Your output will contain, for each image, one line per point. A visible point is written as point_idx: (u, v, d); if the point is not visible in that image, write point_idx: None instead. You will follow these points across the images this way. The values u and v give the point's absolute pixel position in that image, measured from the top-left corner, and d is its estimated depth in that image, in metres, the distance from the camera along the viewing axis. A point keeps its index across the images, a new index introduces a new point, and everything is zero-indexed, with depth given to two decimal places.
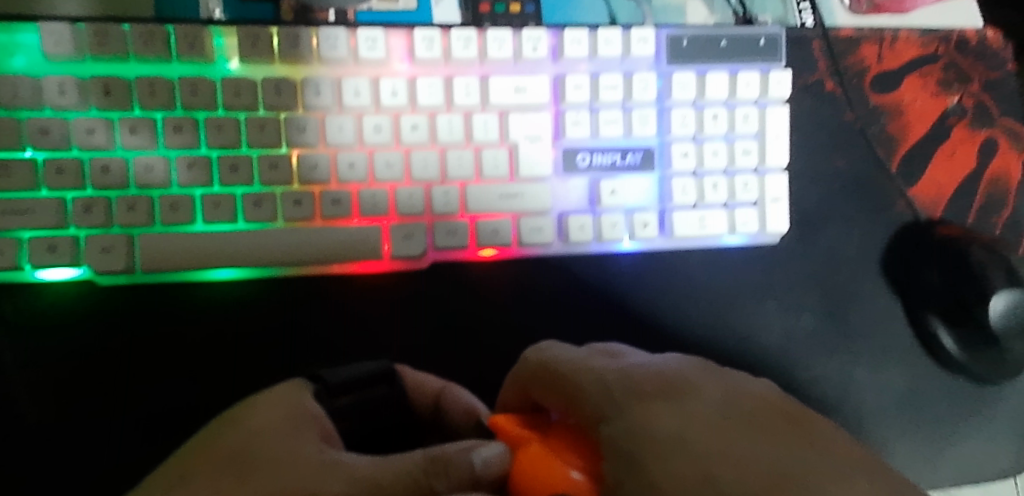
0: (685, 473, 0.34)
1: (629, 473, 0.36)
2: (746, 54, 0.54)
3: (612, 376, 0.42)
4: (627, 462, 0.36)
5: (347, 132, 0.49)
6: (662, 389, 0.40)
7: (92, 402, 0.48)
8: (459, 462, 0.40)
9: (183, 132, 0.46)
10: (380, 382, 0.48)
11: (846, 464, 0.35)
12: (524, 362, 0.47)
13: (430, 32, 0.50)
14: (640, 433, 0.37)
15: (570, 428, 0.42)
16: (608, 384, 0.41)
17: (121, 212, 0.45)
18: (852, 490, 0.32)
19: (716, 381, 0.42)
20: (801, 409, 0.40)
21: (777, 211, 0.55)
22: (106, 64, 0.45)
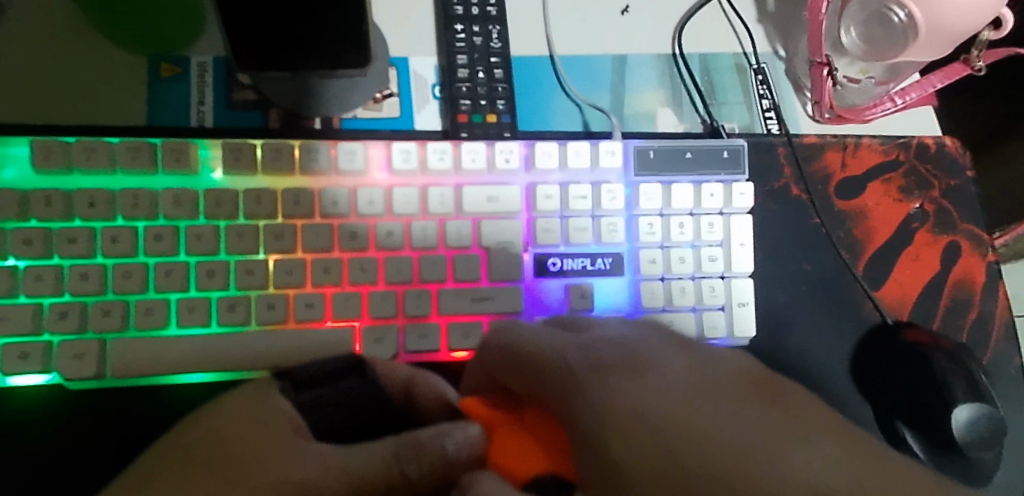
0: (644, 456, 0.37)
1: (593, 457, 0.38)
2: (710, 166, 0.57)
3: (572, 354, 0.43)
4: (590, 448, 0.38)
5: (324, 238, 0.50)
6: (622, 364, 0.42)
7: None
8: (431, 447, 0.44)
9: (162, 241, 0.48)
10: (348, 374, 0.47)
11: (806, 430, 0.38)
12: (486, 346, 0.46)
13: (407, 145, 0.52)
14: (609, 412, 0.39)
15: (541, 413, 0.43)
16: (568, 358, 0.42)
17: (96, 317, 0.47)
18: (816, 459, 0.36)
19: (678, 355, 0.44)
20: (764, 377, 0.43)
21: (743, 316, 0.56)
22: (93, 177, 0.48)
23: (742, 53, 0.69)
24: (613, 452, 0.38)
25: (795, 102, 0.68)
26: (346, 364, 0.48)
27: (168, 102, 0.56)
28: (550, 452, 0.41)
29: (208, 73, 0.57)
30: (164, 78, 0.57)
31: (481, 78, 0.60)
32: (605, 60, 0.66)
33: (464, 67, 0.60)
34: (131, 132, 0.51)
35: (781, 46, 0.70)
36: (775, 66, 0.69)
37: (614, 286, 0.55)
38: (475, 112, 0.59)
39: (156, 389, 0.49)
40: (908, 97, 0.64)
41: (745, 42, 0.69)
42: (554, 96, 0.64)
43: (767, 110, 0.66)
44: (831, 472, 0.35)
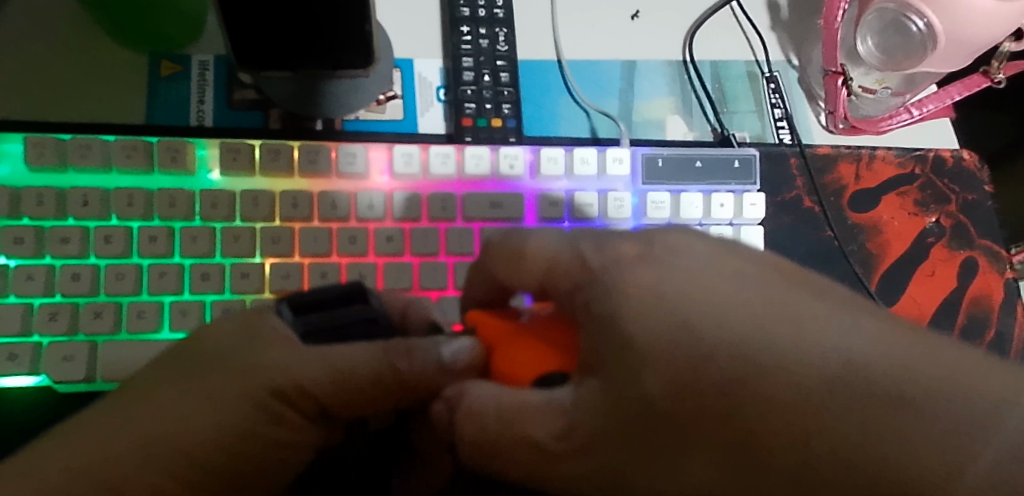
0: (661, 332, 0.34)
1: (602, 338, 0.36)
2: (721, 175, 0.55)
3: (586, 245, 0.40)
4: (599, 327, 0.36)
5: (322, 242, 0.49)
6: (639, 250, 0.39)
7: None
8: (426, 351, 0.41)
9: (157, 242, 0.47)
10: (354, 302, 0.41)
11: (845, 315, 0.35)
12: (494, 249, 0.44)
13: (409, 149, 0.51)
14: (625, 293, 0.36)
15: (565, 321, 0.39)
16: (585, 251, 0.40)
17: (88, 319, 0.46)
18: (849, 342, 0.33)
19: (698, 240, 0.40)
20: (794, 269, 0.38)
21: None
22: (87, 175, 0.46)
23: (754, 61, 0.67)
24: (628, 330, 0.35)
25: (808, 112, 0.67)
26: (346, 292, 0.41)
27: (167, 101, 0.55)
28: (565, 349, 0.38)
29: (209, 72, 0.56)
30: (164, 76, 0.56)
31: (486, 82, 0.59)
32: (614, 66, 0.65)
33: (470, 70, 0.59)
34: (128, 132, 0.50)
35: (795, 54, 0.68)
36: (788, 75, 0.67)
37: None
38: (480, 116, 0.57)
39: None
40: (926, 109, 0.63)
41: (758, 49, 0.68)
42: (561, 102, 0.63)
43: (779, 119, 0.65)
44: (862, 353, 0.33)
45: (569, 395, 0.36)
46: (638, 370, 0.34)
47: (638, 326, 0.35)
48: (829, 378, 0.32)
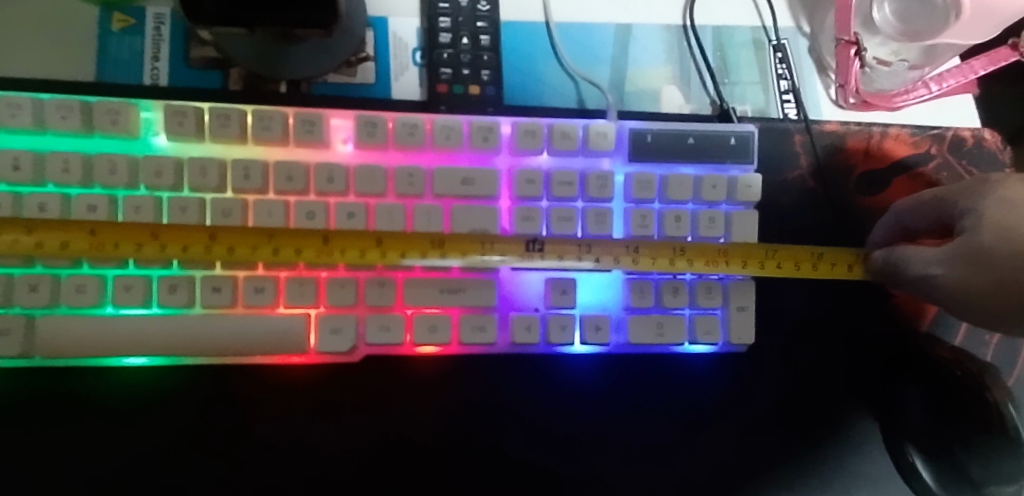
0: (994, 244, 0.43)
1: (985, 265, 0.43)
2: (715, 154, 0.51)
3: (898, 248, 0.49)
4: (985, 258, 0.43)
5: (277, 216, 0.45)
6: (886, 268, 0.49)
7: None
8: None
9: (97, 211, 0.43)
10: None
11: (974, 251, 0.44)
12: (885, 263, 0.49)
13: (374, 118, 0.47)
14: (1008, 205, 0.44)
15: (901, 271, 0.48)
16: (889, 256, 0.49)
17: (22, 292, 0.42)
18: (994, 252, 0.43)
19: (899, 252, 0.49)
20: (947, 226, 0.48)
21: (742, 321, 0.50)
22: (20, 137, 0.42)
23: (761, 27, 0.63)
24: (984, 209, 0.45)
25: (817, 83, 0.63)
26: None
27: (119, 56, 0.51)
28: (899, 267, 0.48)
29: (165, 26, 0.52)
30: (117, 31, 0.52)
31: (464, 45, 0.54)
32: (607, 30, 0.60)
33: (446, 31, 0.55)
34: (107, 92, 0.48)
35: (806, 21, 0.64)
36: (797, 43, 0.63)
37: (599, 282, 0.50)
38: (456, 82, 0.53)
39: (95, 376, 0.45)
40: (945, 84, 0.58)
41: (765, 15, 0.63)
42: (547, 67, 0.58)
43: (785, 92, 0.61)
44: (992, 237, 0.43)
45: (909, 261, 0.48)
46: (992, 261, 0.43)
47: (991, 206, 0.44)
48: (987, 242, 0.43)
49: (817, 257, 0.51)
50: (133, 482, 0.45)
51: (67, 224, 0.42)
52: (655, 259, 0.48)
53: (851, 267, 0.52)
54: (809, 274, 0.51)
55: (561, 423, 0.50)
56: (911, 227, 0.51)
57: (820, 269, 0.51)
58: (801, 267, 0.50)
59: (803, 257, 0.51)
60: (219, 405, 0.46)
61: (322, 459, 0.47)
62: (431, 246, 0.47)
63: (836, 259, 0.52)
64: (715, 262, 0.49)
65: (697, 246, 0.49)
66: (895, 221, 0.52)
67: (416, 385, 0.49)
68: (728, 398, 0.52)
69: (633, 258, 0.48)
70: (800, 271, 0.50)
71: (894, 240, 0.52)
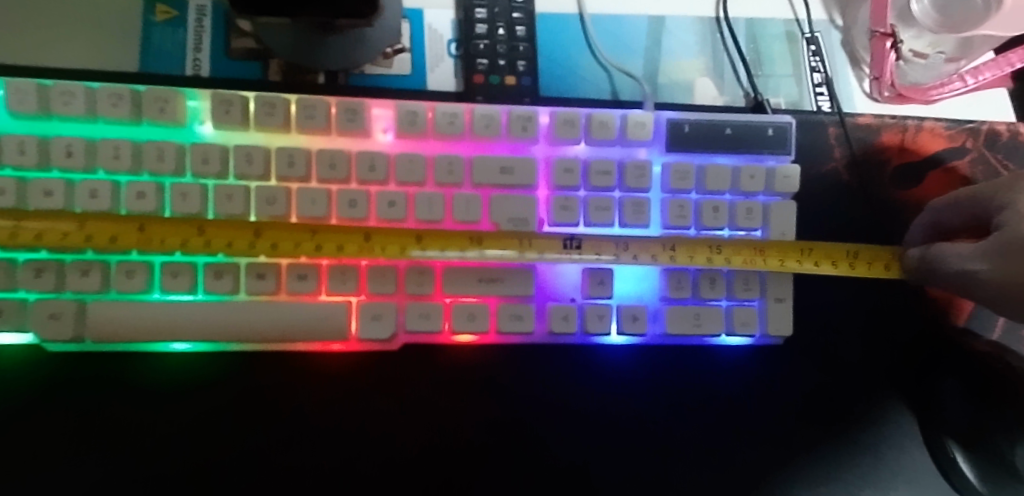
0: None
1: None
2: (753, 144, 0.51)
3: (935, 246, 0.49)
4: None
5: (320, 205, 0.46)
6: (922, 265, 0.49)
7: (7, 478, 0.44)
8: None
9: (145, 199, 0.43)
10: None
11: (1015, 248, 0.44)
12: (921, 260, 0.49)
13: (414, 107, 0.48)
14: None
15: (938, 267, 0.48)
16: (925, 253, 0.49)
17: (74, 277, 0.42)
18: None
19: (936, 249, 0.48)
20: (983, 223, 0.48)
21: (780, 313, 0.50)
22: (72, 124, 0.42)
23: (794, 20, 0.63)
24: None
25: (851, 77, 0.62)
26: None
27: (161, 47, 0.52)
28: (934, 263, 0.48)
29: (206, 17, 0.53)
30: (159, 22, 0.53)
31: (501, 36, 0.55)
32: (640, 22, 0.60)
33: (483, 22, 0.55)
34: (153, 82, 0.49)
35: (839, 14, 0.64)
36: (830, 35, 0.63)
37: (635, 272, 0.50)
38: (493, 72, 0.54)
39: (139, 361, 0.46)
40: (981, 77, 0.59)
41: (798, 8, 0.63)
42: (581, 58, 0.58)
43: (818, 84, 0.61)
44: None
45: (947, 257, 0.47)
46: None
47: None
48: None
49: (853, 256, 0.50)
50: (175, 467, 0.45)
51: (113, 220, 0.42)
52: (693, 256, 0.48)
53: (888, 266, 0.51)
54: (847, 272, 0.50)
55: (597, 413, 0.50)
56: (945, 225, 0.51)
57: (858, 267, 0.50)
58: (838, 265, 0.50)
59: (840, 255, 0.50)
60: (260, 391, 0.47)
61: (362, 447, 0.47)
62: (469, 242, 0.47)
63: (873, 258, 0.51)
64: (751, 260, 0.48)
65: (733, 244, 0.49)
66: (930, 221, 0.52)
67: (453, 374, 0.49)
68: (764, 389, 0.52)
69: (668, 257, 0.48)
70: (837, 269, 0.49)
71: (930, 240, 0.52)
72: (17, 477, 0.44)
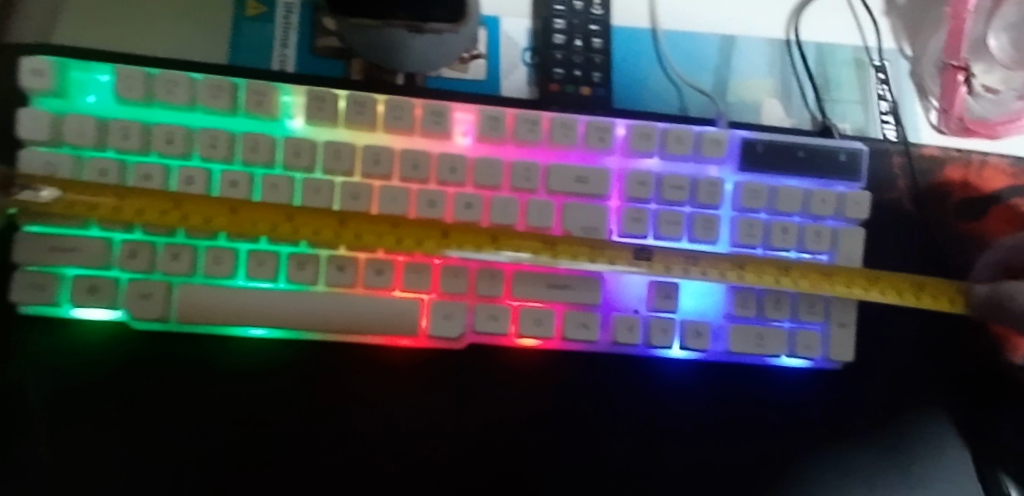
0: None
1: None
2: (825, 169, 0.51)
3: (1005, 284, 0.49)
4: None
5: (400, 203, 0.47)
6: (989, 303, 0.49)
7: (83, 450, 0.45)
8: None
9: (238, 188, 0.44)
10: None
11: None
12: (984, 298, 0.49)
13: (496, 113, 0.49)
14: None
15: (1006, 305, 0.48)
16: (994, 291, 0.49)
17: (165, 260, 0.44)
18: None
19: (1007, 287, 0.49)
20: None
21: (843, 337, 0.51)
22: (171, 111, 0.44)
23: (863, 47, 0.63)
24: None
25: (918, 108, 0.62)
26: None
27: (251, 41, 0.54)
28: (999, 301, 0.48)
29: (294, 14, 0.55)
30: (249, 17, 0.54)
31: (578, 47, 0.56)
32: (712, 40, 0.61)
33: (561, 32, 0.56)
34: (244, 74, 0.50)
35: (908, 44, 0.64)
36: (898, 65, 0.63)
37: (700, 288, 0.51)
38: (569, 82, 0.55)
39: (216, 346, 0.47)
40: None
41: (868, 35, 0.64)
42: (652, 72, 0.59)
43: (885, 112, 0.61)
44: None
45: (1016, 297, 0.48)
46: None
47: None
48: None
49: (918, 287, 0.50)
50: (244, 451, 0.46)
51: (206, 200, 0.44)
52: (761, 276, 0.48)
53: (953, 301, 0.50)
54: (911, 304, 0.49)
55: (654, 425, 0.51)
56: (1015, 263, 0.53)
57: (922, 299, 0.49)
58: (901, 296, 0.49)
59: (903, 286, 0.50)
60: (328, 382, 0.48)
61: (423, 443, 0.48)
62: (542, 246, 0.48)
63: (937, 291, 0.50)
64: (817, 283, 0.49)
65: (801, 266, 0.49)
66: (999, 259, 0.54)
67: (515, 376, 0.50)
68: (820, 413, 0.52)
69: (738, 274, 0.48)
70: (901, 300, 0.49)
71: (997, 277, 0.53)
72: (93, 450, 0.45)
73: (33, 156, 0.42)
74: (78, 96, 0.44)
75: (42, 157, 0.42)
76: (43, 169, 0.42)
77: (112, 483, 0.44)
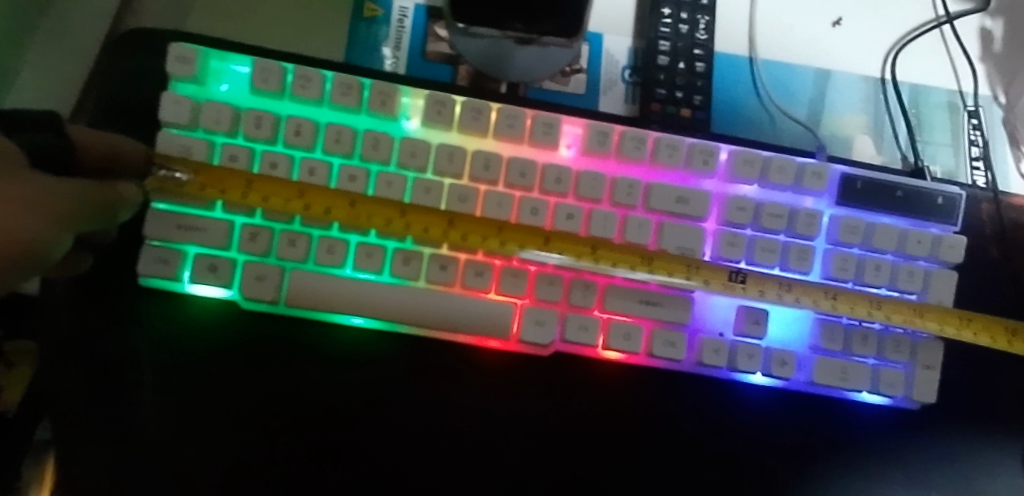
0: None
1: None
2: (920, 210, 0.52)
3: None
4: None
5: (505, 209, 0.48)
6: None
7: (187, 420, 0.46)
8: None
9: (356, 182, 0.46)
10: None
11: None
12: None
13: (604, 128, 0.50)
14: None
15: None
16: None
17: (282, 246, 0.47)
18: None
19: None
20: None
21: (926, 380, 0.51)
22: (301, 106, 0.47)
23: (957, 92, 0.64)
24: None
25: (1009, 156, 0.63)
26: None
27: (366, 42, 0.56)
28: None
29: (407, 18, 0.57)
30: (366, 18, 0.57)
31: (680, 69, 0.57)
32: (808, 73, 0.62)
33: (665, 54, 0.57)
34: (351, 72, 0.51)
35: (1003, 92, 0.64)
36: (992, 112, 0.63)
37: (787, 317, 0.52)
38: (670, 103, 0.56)
39: (316, 331, 0.49)
40: None
41: (963, 80, 0.64)
42: (748, 100, 0.60)
43: (976, 158, 0.61)
44: None
45: None
46: None
47: None
48: None
49: (1012, 333, 0.51)
50: (336, 436, 0.47)
51: (327, 191, 0.46)
52: (853, 306, 0.50)
53: None
54: (1003, 348, 0.50)
55: (730, 448, 0.51)
56: None
57: (1015, 344, 0.50)
58: (995, 339, 0.50)
59: (998, 330, 0.51)
60: (419, 377, 0.49)
61: (504, 443, 0.49)
62: (640, 261, 0.49)
63: None
64: (911, 319, 0.50)
65: (894, 302, 0.50)
66: None
67: (598, 387, 0.51)
68: (895, 452, 0.52)
69: (831, 304, 0.50)
70: (994, 343, 0.50)
71: None
72: (196, 421, 0.46)
73: (170, 139, 0.45)
74: (216, 85, 0.47)
75: (178, 140, 0.45)
76: (179, 152, 0.45)
77: (211, 455, 0.46)
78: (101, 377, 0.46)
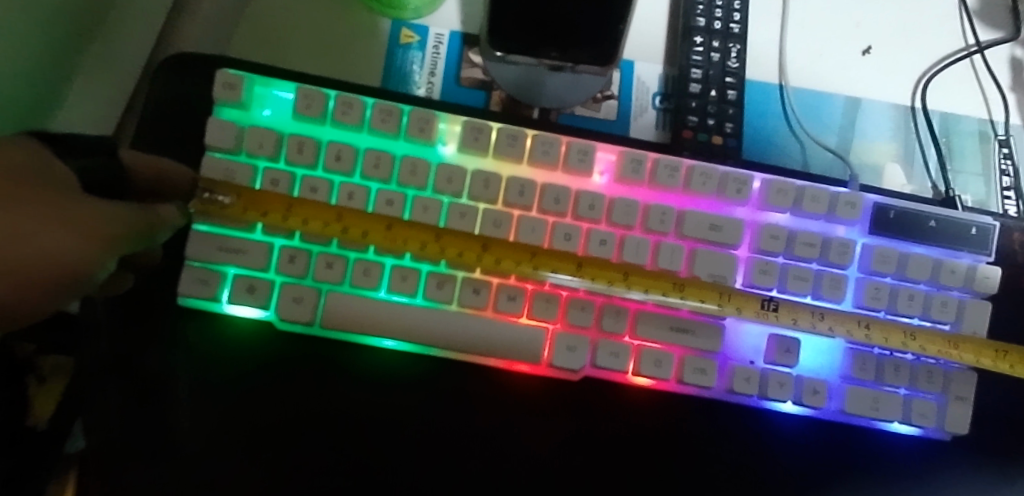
0: None
1: None
2: (954, 240, 0.52)
3: None
4: None
5: (539, 234, 0.49)
6: None
7: (224, 438, 0.47)
8: None
9: (393, 206, 0.47)
10: None
11: None
12: None
13: (638, 156, 0.51)
14: None
15: None
16: None
17: (320, 268, 0.47)
18: None
19: None
20: None
21: (959, 412, 0.51)
22: (341, 131, 0.48)
23: (988, 121, 0.64)
24: None
25: None
26: None
27: (402, 67, 0.57)
28: None
29: (443, 45, 0.58)
30: (403, 45, 0.58)
31: (712, 97, 0.57)
32: (838, 101, 0.62)
33: (697, 82, 0.58)
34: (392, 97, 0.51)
35: None
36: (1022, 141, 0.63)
37: (819, 345, 0.51)
38: (702, 130, 0.56)
39: (351, 352, 0.49)
40: None
41: (994, 110, 0.64)
42: (778, 127, 0.60)
43: (1007, 188, 0.61)
44: None
45: None
46: None
47: None
48: None
49: None
50: (368, 457, 0.48)
51: (364, 215, 0.47)
52: (886, 336, 0.50)
53: None
54: None
55: (759, 476, 0.51)
56: None
57: None
58: None
59: None
60: (451, 399, 0.49)
61: (534, 466, 0.49)
62: (673, 288, 0.50)
63: None
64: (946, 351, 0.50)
65: (927, 333, 0.50)
66: None
67: (629, 413, 0.51)
68: (925, 483, 0.52)
69: (864, 334, 0.50)
70: None
71: None
72: (232, 440, 0.47)
73: (214, 163, 0.46)
74: (260, 110, 0.48)
75: (223, 164, 0.46)
76: (223, 175, 0.46)
77: (245, 473, 0.47)
78: (139, 394, 0.47)
